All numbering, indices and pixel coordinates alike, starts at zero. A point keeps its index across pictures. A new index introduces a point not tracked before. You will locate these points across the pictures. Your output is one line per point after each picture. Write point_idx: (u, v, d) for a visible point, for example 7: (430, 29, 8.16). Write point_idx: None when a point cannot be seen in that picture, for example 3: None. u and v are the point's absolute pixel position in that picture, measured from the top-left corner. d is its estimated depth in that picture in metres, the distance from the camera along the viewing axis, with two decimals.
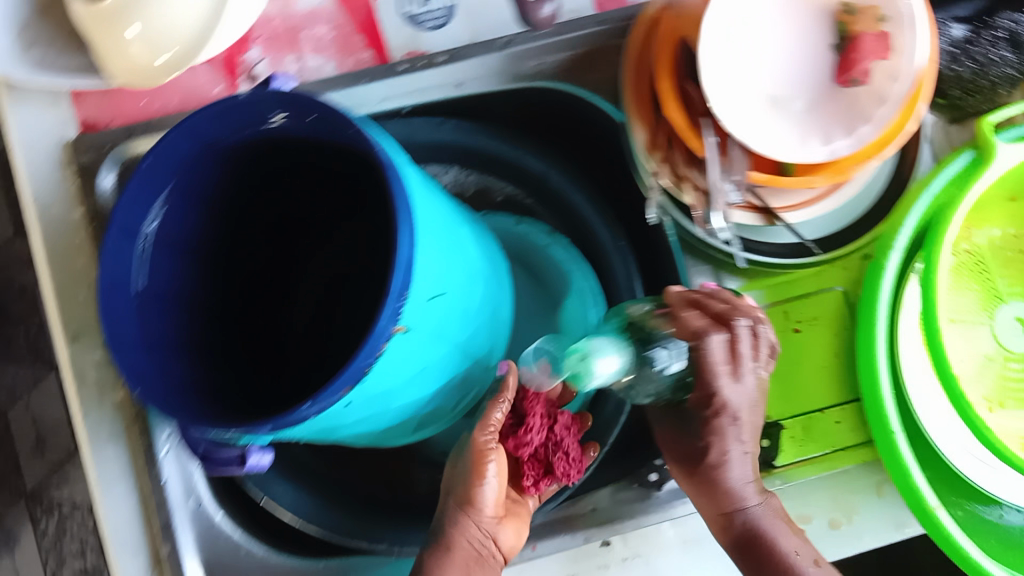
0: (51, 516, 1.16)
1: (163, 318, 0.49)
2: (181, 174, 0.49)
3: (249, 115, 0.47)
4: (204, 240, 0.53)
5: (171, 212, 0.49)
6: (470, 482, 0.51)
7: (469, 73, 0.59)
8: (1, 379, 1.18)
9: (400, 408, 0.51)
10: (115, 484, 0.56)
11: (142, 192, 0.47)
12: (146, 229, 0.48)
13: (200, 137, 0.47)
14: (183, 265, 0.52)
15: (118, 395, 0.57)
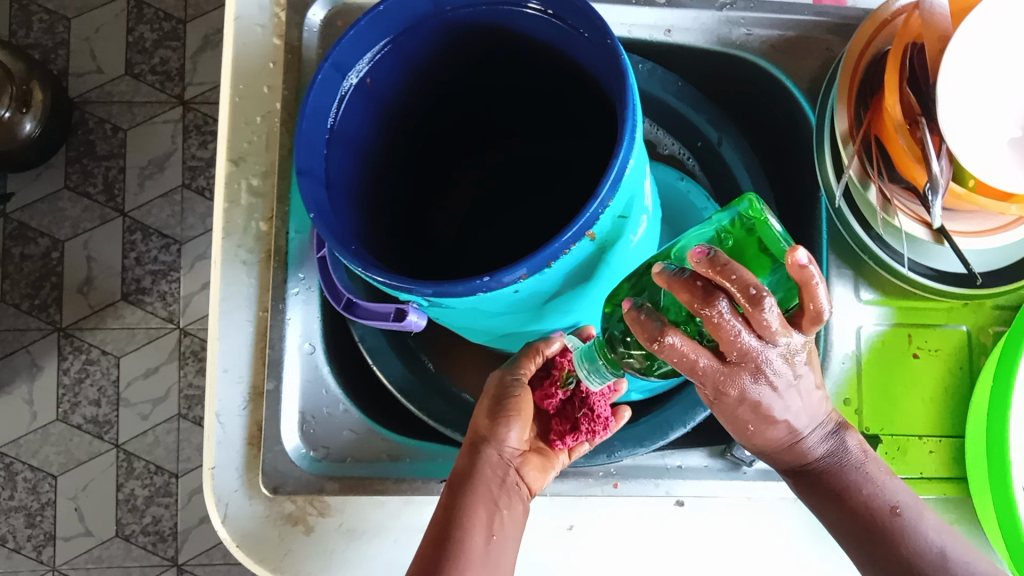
0: (78, 356, 1.16)
1: (344, 167, 0.49)
2: (403, 33, 0.48)
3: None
4: (401, 106, 0.53)
5: (381, 68, 0.49)
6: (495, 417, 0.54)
7: (681, 21, 0.60)
8: (69, 210, 1.17)
9: (545, 314, 0.51)
10: (237, 309, 0.56)
11: (366, 38, 0.47)
12: (354, 76, 0.48)
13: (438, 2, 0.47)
14: (375, 122, 0.52)
15: (262, 226, 0.57)
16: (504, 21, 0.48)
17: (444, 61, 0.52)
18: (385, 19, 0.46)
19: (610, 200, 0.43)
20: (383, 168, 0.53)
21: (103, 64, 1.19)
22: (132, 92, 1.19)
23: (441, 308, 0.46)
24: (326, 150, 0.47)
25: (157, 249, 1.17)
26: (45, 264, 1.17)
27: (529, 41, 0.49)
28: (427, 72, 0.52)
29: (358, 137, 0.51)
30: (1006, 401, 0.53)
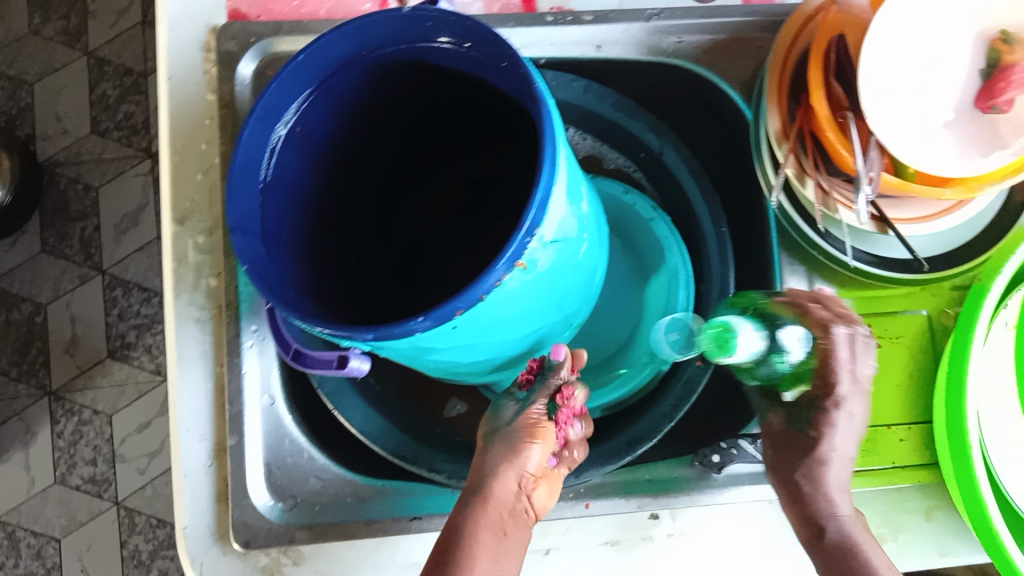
0: (70, 418, 1.16)
1: (282, 217, 0.49)
2: (327, 80, 0.48)
3: (413, 32, 0.46)
4: (335, 149, 0.53)
5: (312, 115, 0.49)
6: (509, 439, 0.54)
7: (610, 36, 0.60)
8: (49, 274, 1.18)
9: (491, 346, 0.51)
10: (193, 368, 0.56)
11: (291, 88, 0.46)
12: (283, 127, 0.48)
13: (360, 45, 0.47)
14: (311, 170, 0.52)
15: (213, 282, 0.57)
16: (431, 58, 0.48)
17: (373, 98, 0.52)
18: (312, 68, 0.46)
19: (536, 227, 0.43)
20: (325, 212, 0.53)
21: (68, 125, 1.19)
22: (99, 150, 1.19)
23: (384, 347, 0.45)
24: (261, 203, 0.46)
25: (138, 303, 1.18)
26: (29, 329, 1.17)
27: (454, 73, 0.49)
28: (357, 110, 0.52)
29: (295, 185, 0.50)
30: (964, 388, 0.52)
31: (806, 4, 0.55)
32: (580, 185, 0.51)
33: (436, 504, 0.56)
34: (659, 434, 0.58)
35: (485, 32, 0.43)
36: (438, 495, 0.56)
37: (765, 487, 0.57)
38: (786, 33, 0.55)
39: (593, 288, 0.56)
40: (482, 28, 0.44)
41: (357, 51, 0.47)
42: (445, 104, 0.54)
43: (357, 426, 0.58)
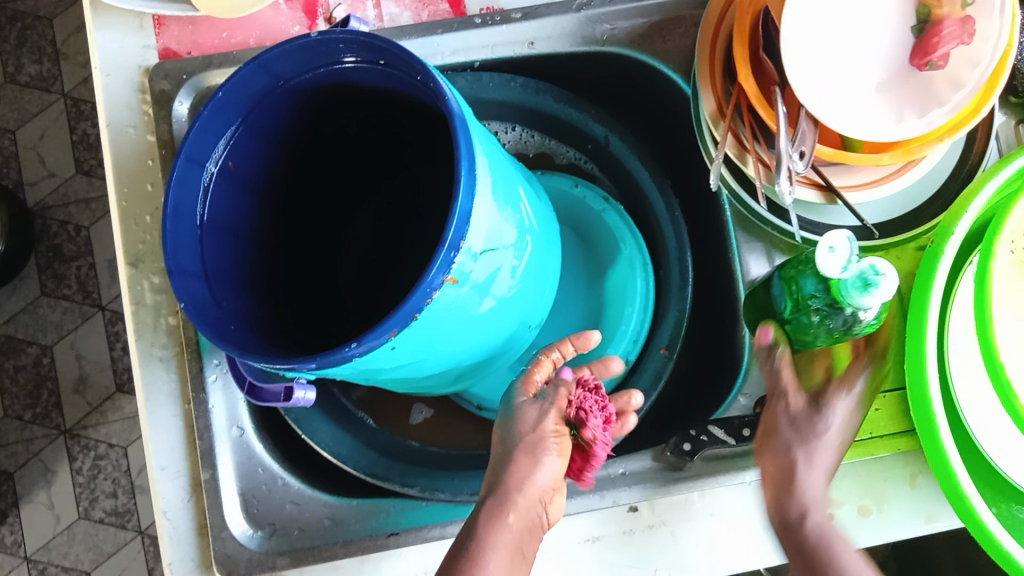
0: (87, 454, 1.19)
1: (222, 252, 0.49)
2: (252, 109, 0.48)
3: (326, 53, 0.46)
4: (271, 175, 0.53)
5: (241, 146, 0.49)
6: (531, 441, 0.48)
7: (542, 32, 0.59)
8: (51, 316, 1.20)
9: (443, 359, 0.51)
10: (162, 406, 0.57)
11: (213, 125, 0.46)
12: (213, 165, 0.48)
13: (274, 72, 0.46)
14: (249, 196, 0.52)
15: (172, 320, 0.58)
16: (352, 75, 0.48)
17: (302, 121, 0.51)
18: (230, 101, 0.46)
19: (462, 241, 0.43)
20: (267, 240, 0.53)
21: (53, 168, 1.21)
22: (87, 189, 1.21)
23: (330, 375, 0.45)
24: (198, 243, 0.47)
25: None
26: (37, 372, 1.20)
27: (376, 87, 0.48)
28: (288, 135, 0.52)
29: (234, 218, 0.51)
30: (921, 355, 0.53)
31: None
32: (517, 188, 0.51)
33: (413, 519, 0.56)
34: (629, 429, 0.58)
35: (391, 49, 0.43)
36: (413, 510, 0.56)
37: (741, 471, 0.56)
38: (713, 9, 0.54)
39: (547, 287, 0.57)
40: (389, 45, 0.43)
41: (274, 77, 0.47)
42: (378, 119, 0.53)
43: (326, 448, 0.59)
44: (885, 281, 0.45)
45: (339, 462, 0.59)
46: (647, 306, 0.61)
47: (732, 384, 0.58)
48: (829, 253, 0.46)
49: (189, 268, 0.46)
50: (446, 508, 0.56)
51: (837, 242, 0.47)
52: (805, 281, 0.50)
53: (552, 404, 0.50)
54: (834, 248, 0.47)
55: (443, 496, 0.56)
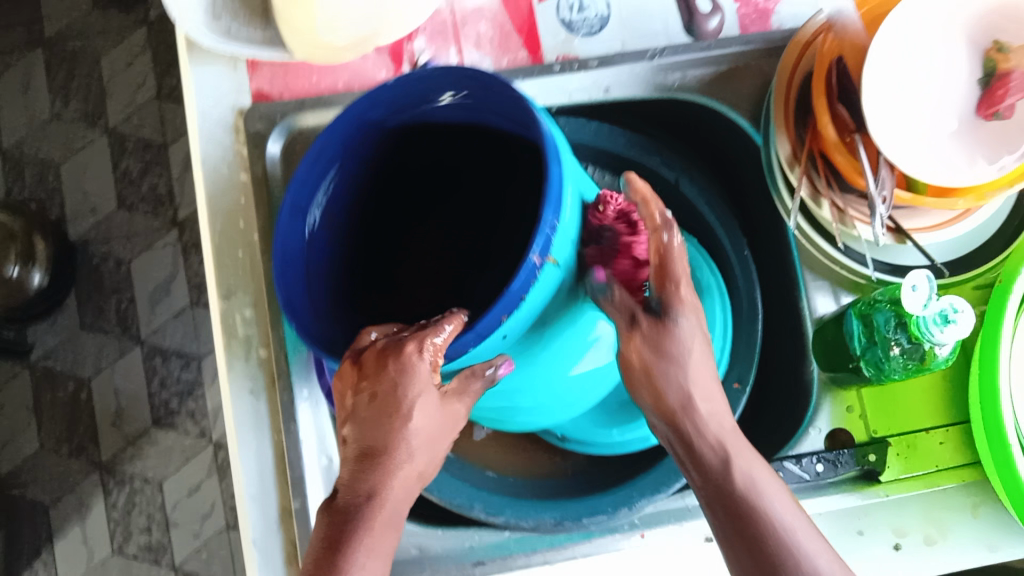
0: (122, 488, 1.19)
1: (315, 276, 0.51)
2: (348, 139, 0.49)
3: (430, 83, 0.47)
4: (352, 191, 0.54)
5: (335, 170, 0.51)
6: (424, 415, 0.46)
7: (616, 79, 0.63)
8: (90, 350, 1.21)
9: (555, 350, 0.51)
10: (251, 438, 0.58)
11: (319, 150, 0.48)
12: (314, 207, 0.51)
13: (373, 104, 0.48)
14: (337, 213, 0.54)
15: (264, 353, 0.60)
16: (453, 104, 0.49)
17: (386, 140, 0.53)
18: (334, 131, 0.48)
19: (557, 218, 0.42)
20: (345, 252, 0.55)
21: (96, 204, 1.23)
22: (128, 225, 1.23)
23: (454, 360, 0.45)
24: (304, 279, 0.49)
25: (178, 369, 1.21)
26: (75, 405, 1.20)
27: (470, 117, 0.51)
28: (371, 154, 0.53)
29: (323, 239, 0.52)
30: (996, 393, 0.56)
31: (805, 29, 0.58)
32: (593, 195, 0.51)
33: (494, 547, 0.59)
34: None
35: (488, 82, 0.44)
36: (498, 540, 0.60)
37: (810, 500, 0.59)
38: (788, 57, 0.58)
39: None
40: (489, 83, 0.45)
41: (374, 105, 0.48)
42: (453, 134, 0.54)
43: None
44: (962, 317, 0.49)
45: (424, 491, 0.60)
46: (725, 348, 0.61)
47: (802, 415, 0.61)
48: (913, 290, 0.50)
49: (296, 304, 0.47)
50: (532, 538, 0.59)
51: (920, 281, 0.51)
52: (882, 313, 0.54)
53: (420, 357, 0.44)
54: (918, 286, 0.50)
55: (527, 525, 0.58)
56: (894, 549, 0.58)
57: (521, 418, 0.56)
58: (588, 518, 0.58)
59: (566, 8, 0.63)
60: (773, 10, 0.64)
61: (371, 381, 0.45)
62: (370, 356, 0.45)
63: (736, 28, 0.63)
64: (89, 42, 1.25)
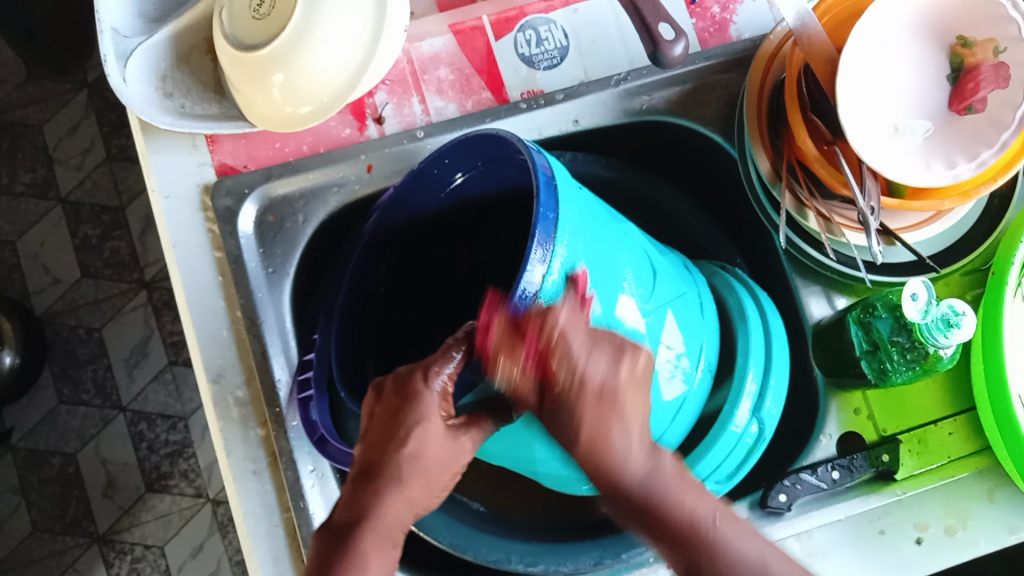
0: (124, 558, 1.16)
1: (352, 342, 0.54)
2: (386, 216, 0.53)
3: (470, 153, 0.49)
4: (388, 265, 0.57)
5: (380, 242, 0.55)
6: (433, 447, 0.45)
7: (585, 109, 0.62)
8: (72, 423, 1.18)
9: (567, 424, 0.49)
10: (261, 519, 0.57)
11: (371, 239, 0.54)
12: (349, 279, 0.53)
13: (417, 172, 0.50)
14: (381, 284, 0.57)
15: (262, 431, 0.58)
16: (491, 170, 0.51)
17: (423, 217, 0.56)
18: (385, 198, 0.52)
19: (552, 212, 0.40)
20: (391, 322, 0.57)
21: (58, 274, 1.20)
22: (94, 291, 1.20)
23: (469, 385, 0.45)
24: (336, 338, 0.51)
25: (165, 432, 1.19)
26: (63, 482, 1.17)
27: (498, 170, 0.50)
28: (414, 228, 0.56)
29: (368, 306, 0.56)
30: (1004, 385, 0.56)
31: (769, 40, 0.57)
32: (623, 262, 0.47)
33: None
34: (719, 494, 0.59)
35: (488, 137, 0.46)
36: None
37: (829, 506, 0.59)
38: (755, 71, 0.57)
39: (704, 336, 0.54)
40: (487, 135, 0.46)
41: (419, 194, 0.53)
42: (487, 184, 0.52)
43: (446, 540, 0.60)
44: (965, 320, 0.49)
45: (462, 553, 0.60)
46: (768, 364, 0.56)
47: (812, 424, 0.61)
48: (913, 299, 0.51)
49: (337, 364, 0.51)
50: None
51: (919, 289, 0.51)
52: (882, 321, 0.54)
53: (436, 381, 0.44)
54: (917, 294, 0.51)
55: (568, 569, 0.59)
56: (917, 544, 0.58)
57: (550, 475, 0.52)
58: (627, 553, 0.58)
59: (524, 43, 0.62)
60: (731, 19, 0.63)
61: (383, 405, 0.46)
62: (389, 385, 0.46)
63: (697, 42, 0.63)
64: (28, 110, 1.21)
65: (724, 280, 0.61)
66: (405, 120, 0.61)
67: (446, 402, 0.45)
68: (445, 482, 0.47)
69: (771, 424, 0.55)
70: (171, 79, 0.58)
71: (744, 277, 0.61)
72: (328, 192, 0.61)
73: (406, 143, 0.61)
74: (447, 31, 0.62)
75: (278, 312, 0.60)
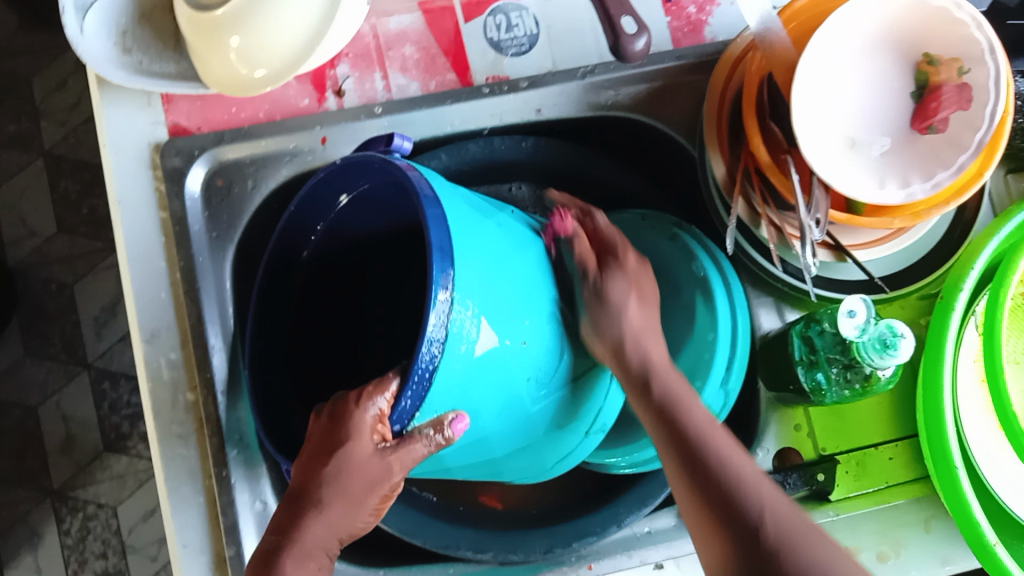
0: (76, 515, 1.16)
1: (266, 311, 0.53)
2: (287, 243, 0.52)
3: (375, 172, 0.47)
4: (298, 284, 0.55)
5: (291, 251, 0.53)
6: (357, 469, 0.44)
7: (548, 98, 0.61)
8: (36, 376, 1.18)
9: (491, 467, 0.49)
10: (182, 485, 0.56)
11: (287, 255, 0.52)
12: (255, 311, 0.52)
13: (309, 193, 0.48)
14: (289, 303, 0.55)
15: (192, 396, 0.58)
16: (399, 186, 0.49)
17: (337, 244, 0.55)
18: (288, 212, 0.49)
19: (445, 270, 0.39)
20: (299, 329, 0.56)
21: (35, 227, 1.20)
22: (69, 247, 1.20)
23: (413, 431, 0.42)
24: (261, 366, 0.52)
25: (128, 393, 1.18)
26: (23, 434, 1.17)
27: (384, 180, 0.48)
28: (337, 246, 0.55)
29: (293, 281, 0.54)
30: (942, 411, 0.55)
31: (734, 45, 0.56)
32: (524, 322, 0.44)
33: None
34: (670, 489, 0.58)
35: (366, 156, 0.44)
36: None
37: None
38: (718, 74, 0.56)
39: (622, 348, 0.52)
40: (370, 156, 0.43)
41: (313, 215, 0.51)
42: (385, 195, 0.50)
43: (393, 526, 0.58)
44: (902, 342, 0.49)
45: (410, 539, 0.58)
46: (735, 352, 0.53)
47: (750, 438, 0.60)
48: (849, 316, 0.50)
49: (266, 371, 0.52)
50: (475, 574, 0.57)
51: (857, 306, 0.50)
52: (818, 336, 0.53)
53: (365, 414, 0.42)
54: (855, 311, 0.50)
55: (518, 559, 0.57)
56: None
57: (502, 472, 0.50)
58: (578, 542, 0.57)
59: (493, 27, 0.62)
60: (706, 21, 0.62)
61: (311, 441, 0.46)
62: (325, 408, 0.46)
63: (669, 40, 0.62)
64: (16, 60, 1.20)
65: (683, 245, 0.55)
66: (366, 95, 0.61)
67: (382, 423, 0.42)
68: (374, 503, 0.47)
69: (735, 398, 0.53)
70: (132, 34, 0.57)
71: (706, 241, 0.55)
72: (279, 161, 0.60)
73: (363, 118, 0.60)
74: (417, 9, 0.62)
75: (218, 278, 0.59)
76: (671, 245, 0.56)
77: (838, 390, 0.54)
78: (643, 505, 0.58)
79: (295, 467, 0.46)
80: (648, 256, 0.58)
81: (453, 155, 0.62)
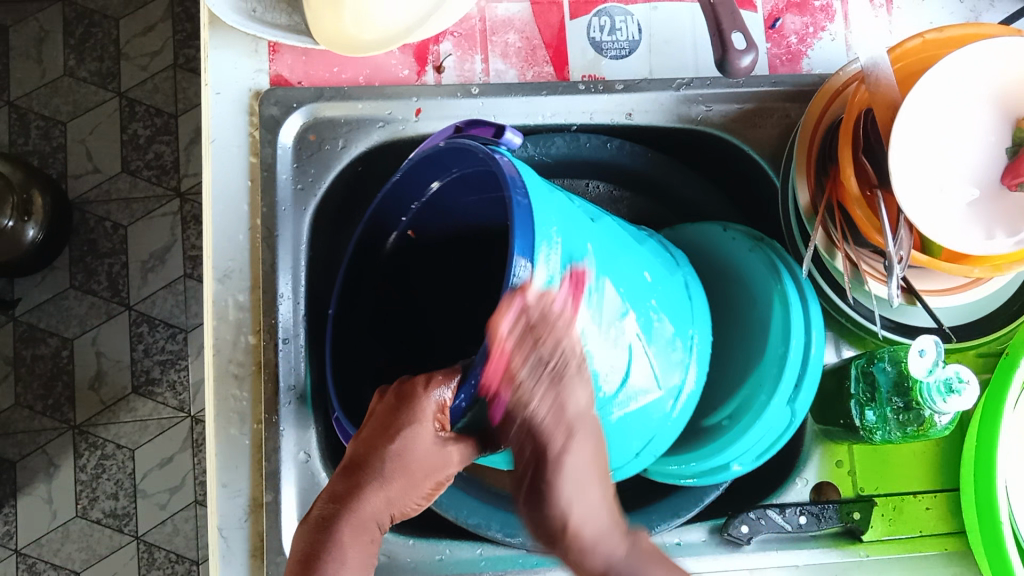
0: (94, 452, 1.17)
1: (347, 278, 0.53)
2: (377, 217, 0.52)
3: (471, 164, 0.46)
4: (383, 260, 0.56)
5: (371, 240, 0.54)
6: (420, 451, 0.45)
7: (641, 104, 0.62)
8: (76, 310, 1.20)
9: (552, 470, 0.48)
10: (230, 424, 0.57)
11: (374, 227, 0.53)
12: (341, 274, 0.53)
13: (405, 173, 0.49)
14: (379, 272, 0.56)
15: (252, 339, 0.59)
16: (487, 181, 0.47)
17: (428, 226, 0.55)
18: (387, 184, 0.49)
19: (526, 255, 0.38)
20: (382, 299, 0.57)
21: (99, 164, 1.22)
22: (129, 189, 1.22)
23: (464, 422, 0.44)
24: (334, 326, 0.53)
25: (164, 339, 1.20)
26: (55, 363, 1.19)
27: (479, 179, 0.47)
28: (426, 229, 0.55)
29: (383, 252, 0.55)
30: (993, 469, 0.55)
31: (835, 77, 0.57)
32: (650, 306, 0.46)
33: (495, 564, 0.58)
34: (705, 500, 0.59)
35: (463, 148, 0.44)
36: (469, 556, 0.58)
37: (786, 549, 0.58)
38: (815, 106, 0.57)
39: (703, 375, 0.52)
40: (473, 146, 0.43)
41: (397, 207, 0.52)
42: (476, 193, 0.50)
43: None
44: (966, 388, 0.48)
45: (442, 511, 0.59)
46: (802, 368, 0.52)
47: (791, 465, 0.60)
48: (919, 355, 0.50)
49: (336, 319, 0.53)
50: (502, 558, 0.58)
51: (928, 345, 0.50)
52: (880, 372, 0.53)
53: (429, 400, 0.44)
54: (925, 350, 0.50)
55: (550, 544, 0.57)
56: None
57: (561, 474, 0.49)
58: None
59: (597, 28, 0.63)
60: (805, 53, 0.63)
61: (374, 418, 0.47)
62: (391, 388, 0.47)
63: (767, 67, 0.63)
64: (109, 2, 1.23)
65: (765, 257, 0.56)
66: (464, 75, 0.62)
67: (442, 413, 0.44)
68: (426, 489, 0.48)
69: (801, 417, 0.53)
70: None
71: (785, 255, 0.56)
72: (372, 125, 0.61)
73: (460, 96, 0.61)
74: None
75: (296, 230, 0.60)
76: (750, 257, 0.57)
77: (892, 432, 0.54)
78: (676, 516, 0.59)
79: (354, 442, 0.47)
80: (726, 265, 0.58)
81: (538, 146, 0.63)
